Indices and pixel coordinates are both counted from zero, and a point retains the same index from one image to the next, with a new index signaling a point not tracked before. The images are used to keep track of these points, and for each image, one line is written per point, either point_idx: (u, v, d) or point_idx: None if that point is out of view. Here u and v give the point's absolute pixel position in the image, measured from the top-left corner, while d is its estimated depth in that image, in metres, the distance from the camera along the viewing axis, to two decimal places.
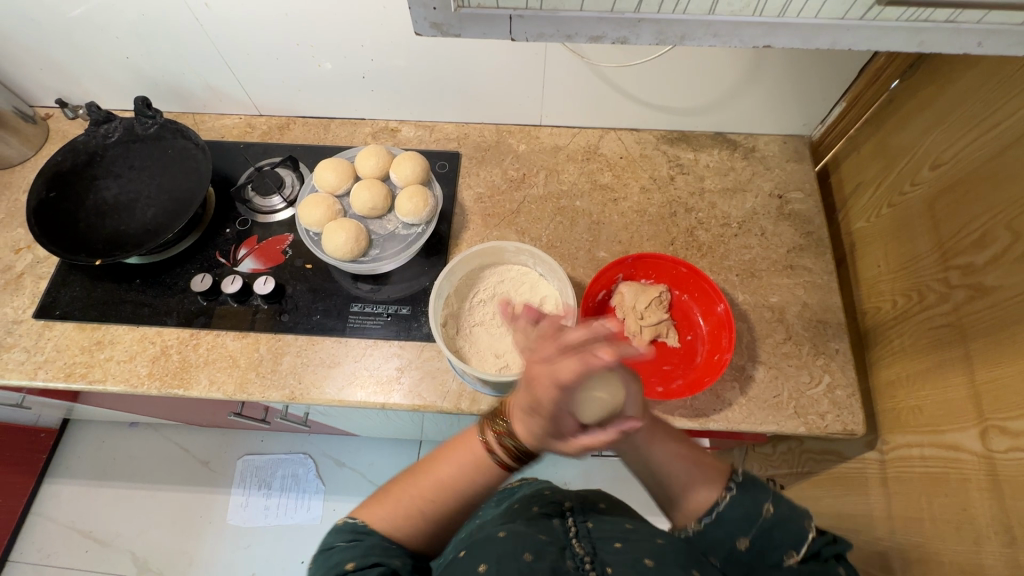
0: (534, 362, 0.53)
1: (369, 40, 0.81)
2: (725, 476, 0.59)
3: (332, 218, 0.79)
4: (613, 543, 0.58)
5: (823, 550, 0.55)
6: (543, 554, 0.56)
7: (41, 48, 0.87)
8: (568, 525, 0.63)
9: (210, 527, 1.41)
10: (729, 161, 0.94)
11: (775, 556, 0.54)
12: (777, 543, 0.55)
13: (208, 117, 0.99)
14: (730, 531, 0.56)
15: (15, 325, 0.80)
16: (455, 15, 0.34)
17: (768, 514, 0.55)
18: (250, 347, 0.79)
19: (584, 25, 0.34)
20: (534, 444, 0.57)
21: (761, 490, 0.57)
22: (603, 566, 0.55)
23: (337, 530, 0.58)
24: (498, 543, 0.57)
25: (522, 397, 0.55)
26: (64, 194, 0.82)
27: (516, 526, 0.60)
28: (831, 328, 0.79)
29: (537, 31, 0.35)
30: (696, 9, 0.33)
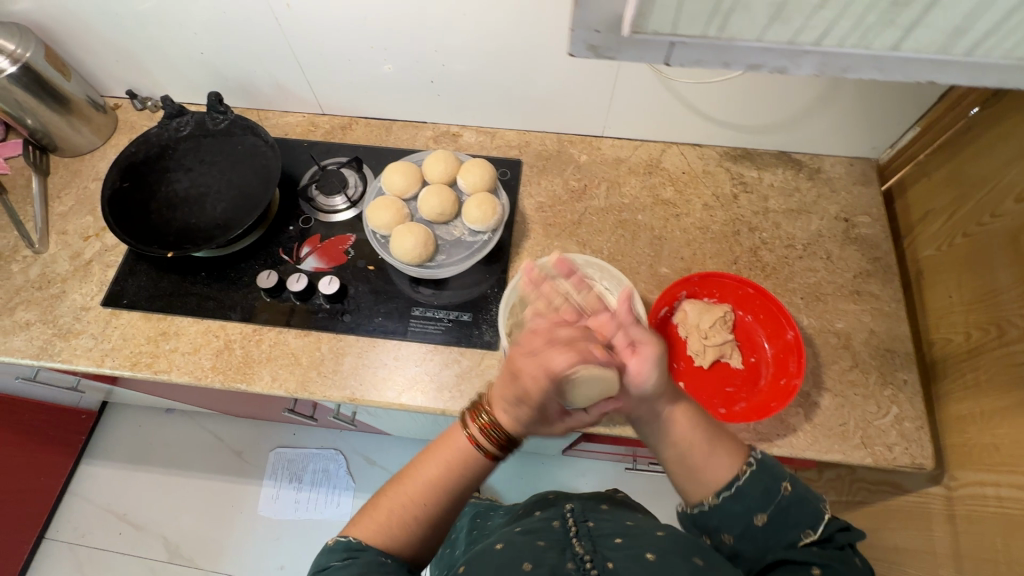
0: (521, 356, 0.55)
1: (444, 45, 0.82)
2: (742, 454, 0.58)
3: (400, 221, 0.79)
4: (614, 539, 0.59)
5: (836, 535, 0.55)
6: (540, 559, 0.55)
7: (119, 39, 0.88)
8: (568, 527, 0.62)
9: (241, 518, 1.42)
10: (794, 181, 0.92)
11: (791, 535, 0.54)
12: (794, 522, 0.55)
13: (272, 114, 1.00)
14: (747, 506, 0.55)
15: (84, 312, 0.82)
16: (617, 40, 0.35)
17: (786, 492, 0.55)
18: (312, 346, 0.79)
19: (747, 54, 0.35)
20: (518, 429, 0.58)
21: (780, 471, 0.57)
22: (604, 563, 0.54)
23: (328, 549, 0.56)
24: (495, 556, 0.58)
25: (506, 388, 0.57)
26: (136, 184, 0.83)
27: (515, 536, 0.61)
28: (898, 357, 0.78)
29: (697, 58, 0.35)
30: (864, 43, 0.34)
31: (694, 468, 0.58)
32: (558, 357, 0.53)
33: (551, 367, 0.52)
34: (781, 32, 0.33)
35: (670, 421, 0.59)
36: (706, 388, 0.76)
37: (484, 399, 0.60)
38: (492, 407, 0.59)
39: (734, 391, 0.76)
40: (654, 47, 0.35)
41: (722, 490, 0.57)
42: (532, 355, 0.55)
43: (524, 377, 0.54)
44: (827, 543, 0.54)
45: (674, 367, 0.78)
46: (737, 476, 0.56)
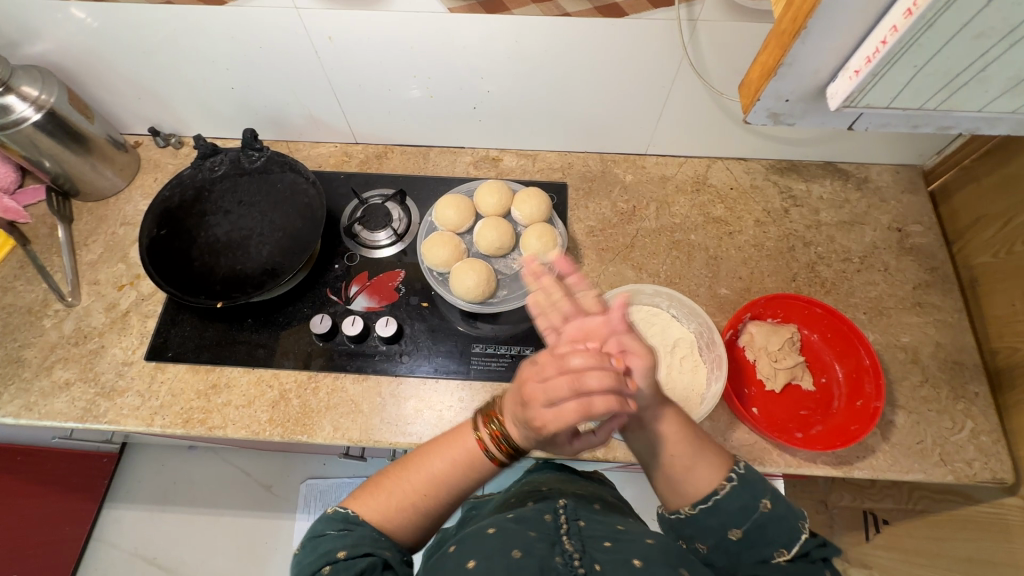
0: (533, 384, 0.51)
1: (490, 71, 0.79)
2: (724, 468, 0.55)
3: (458, 257, 0.77)
4: (604, 542, 0.53)
5: (816, 552, 0.50)
6: (531, 549, 0.51)
7: (144, 77, 0.84)
8: (559, 521, 0.56)
9: (278, 554, 1.38)
10: (843, 192, 0.91)
11: (765, 551, 0.50)
12: (769, 539, 0.50)
13: (303, 145, 0.97)
14: (723, 520, 0.52)
15: (126, 367, 0.78)
16: (798, 111, 0.42)
17: (764, 510, 0.51)
18: (372, 391, 0.76)
19: (933, 120, 0.40)
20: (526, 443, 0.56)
21: (761, 486, 0.53)
22: (591, 564, 0.49)
23: (327, 518, 0.55)
24: (486, 541, 0.53)
25: (517, 409, 0.53)
26: (174, 231, 0.79)
27: (507, 522, 0.56)
28: (968, 370, 0.78)
29: (883, 123, 0.41)
30: None
31: (678, 476, 0.56)
32: (591, 380, 0.48)
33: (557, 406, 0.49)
34: (994, 106, 0.38)
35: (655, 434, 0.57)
36: (781, 412, 0.75)
37: (496, 408, 0.58)
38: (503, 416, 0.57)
39: (809, 414, 0.75)
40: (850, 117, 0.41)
41: (701, 500, 0.54)
42: (544, 384, 0.50)
43: (538, 405, 0.50)
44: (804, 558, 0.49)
45: (745, 393, 0.76)
46: (716, 489, 0.53)
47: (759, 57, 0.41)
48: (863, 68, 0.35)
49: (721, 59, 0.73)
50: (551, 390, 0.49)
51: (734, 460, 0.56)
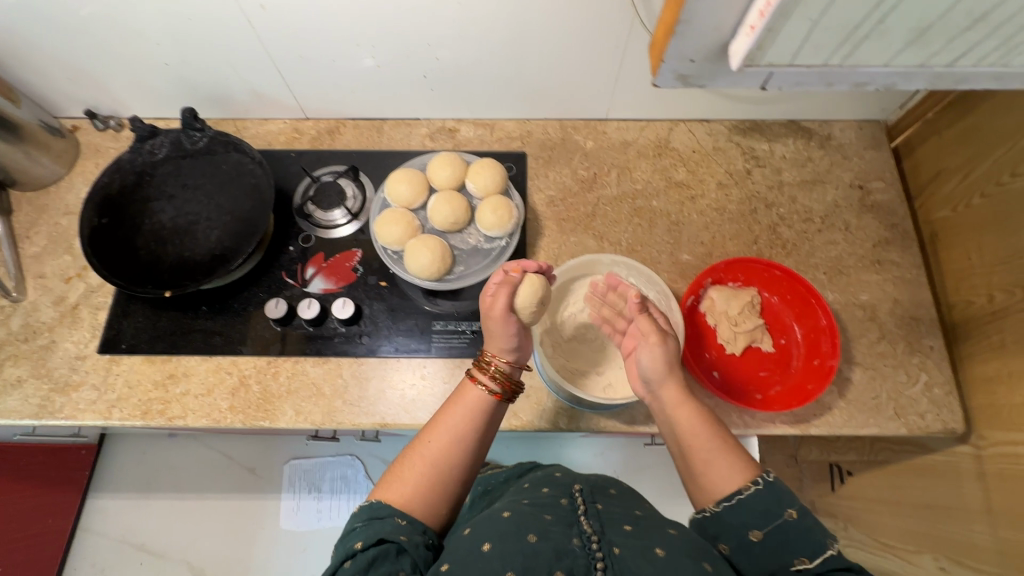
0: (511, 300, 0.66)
1: (435, 36, 0.75)
2: (751, 473, 0.56)
3: (412, 235, 0.75)
4: (622, 526, 0.53)
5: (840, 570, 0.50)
6: (546, 533, 0.51)
7: (70, 55, 0.79)
8: (576, 504, 0.57)
9: (264, 533, 1.40)
10: (806, 151, 0.90)
11: (786, 559, 0.51)
12: (793, 546, 0.51)
13: (251, 122, 0.93)
14: (746, 520, 0.53)
15: (80, 362, 0.76)
16: (704, 72, 0.43)
17: (792, 517, 0.52)
18: (334, 374, 0.76)
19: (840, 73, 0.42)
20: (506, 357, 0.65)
21: (790, 498, 0.54)
22: (610, 548, 0.50)
23: (355, 513, 0.55)
24: (499, 523, 0.53)
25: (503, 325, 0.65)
26: (117, 220, 0.76)
27: (521, 506, 0.57)
28: (924, 325, 0.79)
29: (794, 80, 0.43)
30: (941, 60, 0.41)
31: (694, 467, 0.58)
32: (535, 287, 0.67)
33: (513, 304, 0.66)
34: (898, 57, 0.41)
35: (679, 425, 0.61)
36: (741, 375, 0.76)
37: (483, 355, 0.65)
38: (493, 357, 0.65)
39: (768, 375, 0.76)
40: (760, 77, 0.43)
41: (723, 498, 0.55)
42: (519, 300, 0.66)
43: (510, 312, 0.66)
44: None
45: (706, 357, 0.77)
46: (734, 490, 0.55)
47: (665, 14, 0.41)
48: (757, 24, 0.36)
49: None
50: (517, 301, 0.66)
51: (764, 469, 0.56)
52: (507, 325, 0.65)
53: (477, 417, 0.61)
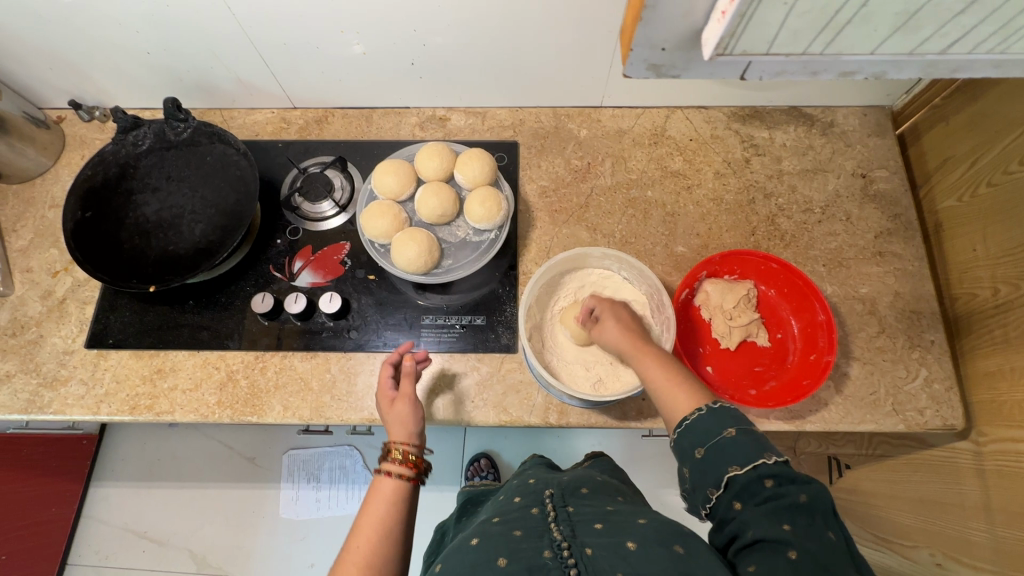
0: (386, 380, 0.68)
1: (421, 22, 0.73)
2: (700, 401, 0.56)
3: (399, 227, 0.73)
4: (594, 525, 0.53)
5: (778, 477, 0.48)
6: (516, 554, 0.50)
7: (49, 44, 0.77)
8: (547, 511, 0.57)
9: (264, 522, 1.41)
10: (807, 138, 0.87)
11: (726, 471, 0.50)
12: (728, 458, 0.51)
13: (238, 113, 0.91)
14: (692, 439, 0.54)
15: (68, 356, 0.76)
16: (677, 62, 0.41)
17: (727, 435, 0.52)
18: (321, 368, 0.75)
19: (822, 62, 0.40)
20: (415, 438, 0.65)
21: (729, 417, 0.53)
22: (582, 550, 0.50)
23: None
24: (469, 552, 0.52)
25: (391, 409, 0.66)
26: (100, 213, 0.75)
27: (490, 528, 0.55)
28: (925, 318, 0.77)
29: (772, 70, 0.41)
30: (930, 48, 0.39)
31: (658, 402, 0.60)
32: (388, 368, 0.69)
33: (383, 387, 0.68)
34: (884, 45, 0.39)
35: (640, 366, 0.63)
36: (736, 370, 0.74)
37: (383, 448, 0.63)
38: (391, 446, 0.63)
39: (763, 370, 0.74)
40: (735, 66, 0.40)
41: (676, 424, 0.56)
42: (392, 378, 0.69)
43: (386, 395, 0.67)
44: (765, 483, 0.48)
45: (699, 351, 0.76)
46: (684, 417, 0.56)
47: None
48: (728, 9, 0.33)
49: None
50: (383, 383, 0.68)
51: (714, 396, 0.57)
52: (397, 408, 0.66)
53: (399, 505, 0.60)
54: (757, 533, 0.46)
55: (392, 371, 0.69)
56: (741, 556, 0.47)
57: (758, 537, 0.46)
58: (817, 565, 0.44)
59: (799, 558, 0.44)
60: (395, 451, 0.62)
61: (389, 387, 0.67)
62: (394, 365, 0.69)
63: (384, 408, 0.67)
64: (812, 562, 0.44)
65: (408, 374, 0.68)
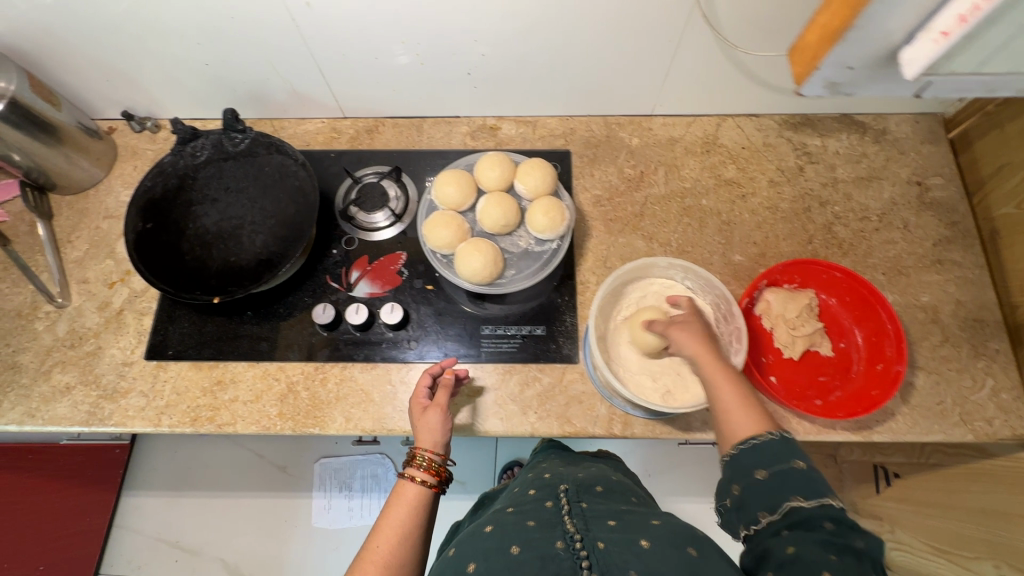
0: (421, 390, 0.68)
1: (483, 32, 0.73)
2: (769, 426, 0.55)
3: (462, 238, 0.73)
4: (607, 521, 0.53)
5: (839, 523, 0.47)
6: (529, 543, 0.50)
7: (108, 55, 0.78)
8: (561, 505, 0.57)
9: (297, 533, 1.35)
10: (860, 146, 0.87)
11: (786, 498, 0.49)
12: (791, 487, 0.49)
13: (288, 122, 0.91)
14: (756, 459, 0.53)
15: (127, 368, 0.76)
16: (855, 75, 0.41)
17: (797, 467, 0.50)
18: (381, 380, 0.74)
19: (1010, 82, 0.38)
20: (438, 446, 0.63)
21: (800, 450, 0.52)
22: (594, 543, 0.49)
23: None
24: (483, 540, 0.52)
25: (421, 417, 0.66)
26: (161, 224, 0.75)
27: (505, 517, 0.56)
28: (988, 327, 0.76)
29: (954, 88, 0.39)
30: None
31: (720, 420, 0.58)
32: (423, 378, 0.69)
33: (418, 397, 0.68)
34: None
35: (712, 383, 0.60)
36: (800, 380, 0.74)
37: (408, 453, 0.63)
38: (416, 449, 0.63)
39: (828, 380, 0.74)
40: (915, 84, 0.40)
41: (741, 441, 0.55)
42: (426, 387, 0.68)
43: (420, 405, 0.67)
44: (823, 521, 0.47)
45: (762, 361, 0.75)
46: (754, 437, 0.54)
47: (818, 18, 0.39)
48: (954, 30, 0.32)
49: (736, 8, 0.67)
50: (418, 393, 0.68)
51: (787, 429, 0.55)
52: (427, 415, 0.65)
53: (417, 514, 0.59)
54: (800, 552, 0.45)
55: (429, 381, 0.69)
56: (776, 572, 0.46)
57: (800, 558, 0.45)
58: None
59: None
60: (417, 455, 0.62)
61: (424, 396, 0.68)
62: (432, 377, 0.69)
63: (415, 415, 0.67)
64: None
65: (445, 386, 0.67)
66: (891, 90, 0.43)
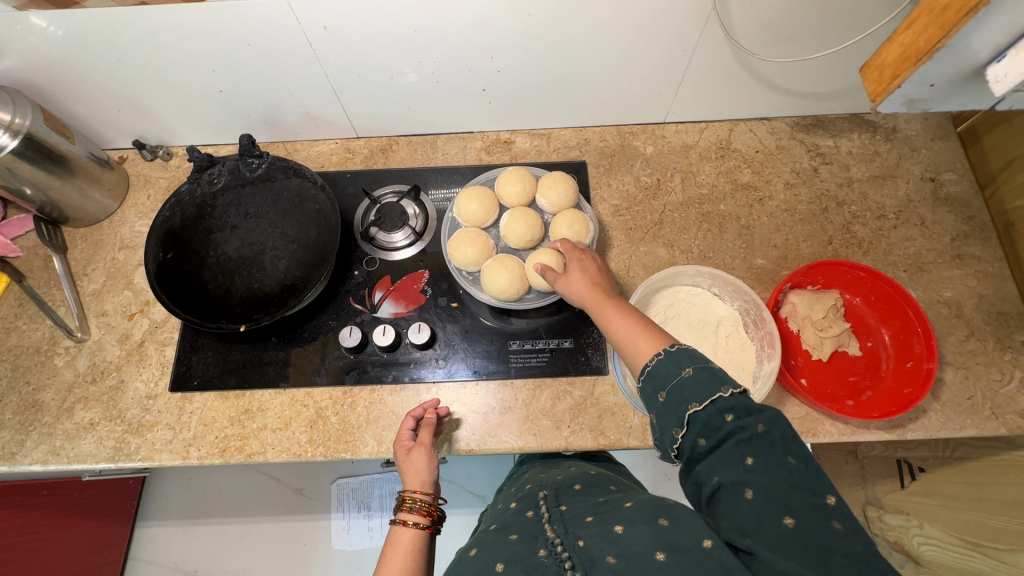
0: (405, 432, 0.66)
1: (500, 49, 0.73)
2: (659, 346, 0.54)
3: (487, 255, 0.73)
4: (584, 519, 0.53)
5: (740, 414, 0.45)
6: (512, 556, 0.48)
7: (121, 87, 0.77)
8: (541, 512, 0.56)
9: (316, 556, 1.32)
10: (872, 145, 0.88)
11: (685, 411, 0.47)
12: (686, 398, 0.48)
13: (301, 145, 0.91)
14: (652, 384, 0.51)
15: (152, 401, 0.75)
16: (934, 90, 0.43)
17: (686, 375, 0.49)
18: (411, 401, 0.74)
19: None
20: (428, 486, 0.62)
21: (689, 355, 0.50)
22: (575, 543, 0.49)
23: None
24: (469, 563, 0.50)
25: (406, 460, 0.64)
26: (181, 253, 0.74)
27: (489, 536, 0.54)
28: (1012, 319, 0.77)
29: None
30: None
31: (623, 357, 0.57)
32: (406, 420, 0.68)
33: (401, 439, 0.66)
34: None
35: (604, 323, 0.59)
36: (830, 381, 0.74)
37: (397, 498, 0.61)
38: (405, 493, 0.61)
39: (858, 380, 0.74)
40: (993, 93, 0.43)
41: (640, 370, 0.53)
42: (410, 429, 0.67)
43: (403, 447, 0.65)
44: (727, 420, 0.45)
45: (791, 364, 0.75)
46: (647, 362, 0.53)
47: (896, 36, 0.41)
48: None
49: (753, 18, 0.68)
50: (402, 435, 0.66)
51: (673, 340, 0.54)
52: (414, 457, 0.64)
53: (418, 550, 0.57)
54: (722, 478, 0.45)
55: (412, 422, 0.67)
56: (716, 505, 0.45)
57: (723, 482, 0.44)
58: (778, 498, 0.42)
59: (757, 498, 0.42)
60: (406, 499, 0.60)
61: (407, 437, 0.66)
62: (415, 418, 0.68)
63: (400, 458, 0.65)
64: (769, 496, 0.42)
65: (427, 425, 0.67)
66: (962, 99, 0.46)
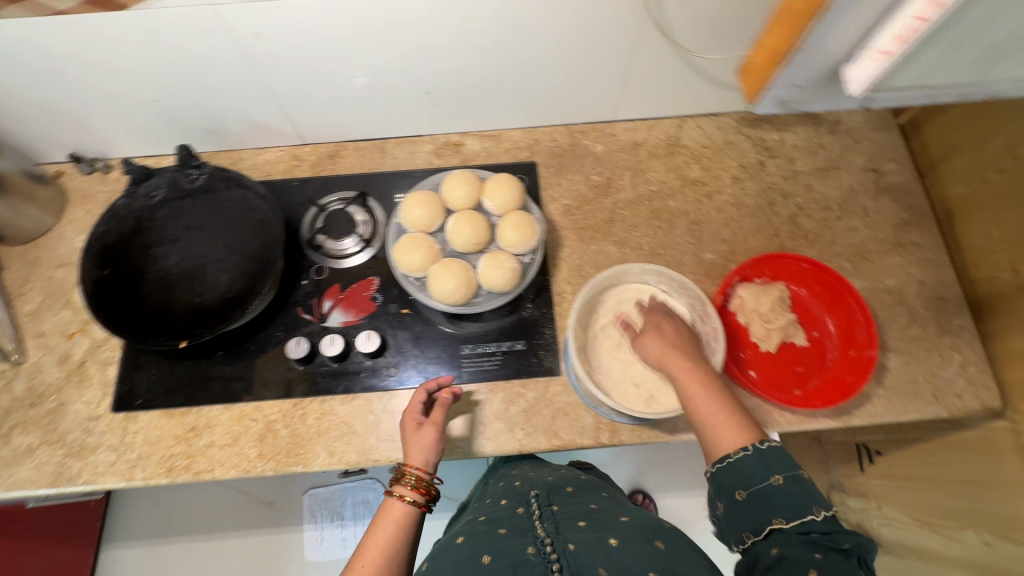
0: (415, 408, 0.67)
1: (438, 51, 0.72)
2: (752, 436, 0.58)
3: (434, 260, 0.73)
4: (577, 522, 0.55)
5: (830, 536, 0.51)
6: (500, 552, 0.51)
7: (49, 100, 0.75)
8: (532, 510, 0.58)
9: (289, 569, 1.30)
10: (816, 137, 0.89)
11: (770, 518, 0.53)
12: (775, 509, 0.53)
13: (246, 153, 0.89)
14: (737, 477, 0.55)
15: (93, 423, 0.72)
16: None
17: (777, 483, 0.54)
18: (363, 410, 0.73)
19: None
20: (429, 464, 0.64)
21: (785, 460, 0.55)
22: (565, 544, 0.51)
23: None
24: (454, 553, 0.53)
25: (415, 435, 0.65)
26: (118, 269, 0.72)
27: (478, 528, 0.57)
28: (951, 304, 0.79)
29: None
30: None
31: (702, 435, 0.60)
32: (421, 395, 0.68)
33: (412, 413, 0.67)
34: None
35: (689, 400, 0.62)
36: (778, 371, 0.75)
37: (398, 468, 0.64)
38: (409, 466, 0.63)
39: (805, 370, 0.75)
40: None
41: (721, 457, 0.57)
42: (422, 404, 0.67)
43: (412, 422, 0.66)
44: (816, 537, 0.51)
45: (741, 356, 0.76)
46: (731, 452, 0.57)
47: None
48: None
49: (687, 17, 0.68)
50: (415, 409, 0.67)
51: (763, 433, 0.58)
52: (423, 434, 0.65)
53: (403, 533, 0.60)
54: (784, 552, 0.51)
55: (425, 398, 0.68)
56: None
57: (785, 557, 0.50)
58: None
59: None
60: (408, 473, 0.62)
61: (418, 412, 0.67)
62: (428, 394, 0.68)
63: (406, 431, 0.66)
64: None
65: (441, 404, 0.67)
66: None
